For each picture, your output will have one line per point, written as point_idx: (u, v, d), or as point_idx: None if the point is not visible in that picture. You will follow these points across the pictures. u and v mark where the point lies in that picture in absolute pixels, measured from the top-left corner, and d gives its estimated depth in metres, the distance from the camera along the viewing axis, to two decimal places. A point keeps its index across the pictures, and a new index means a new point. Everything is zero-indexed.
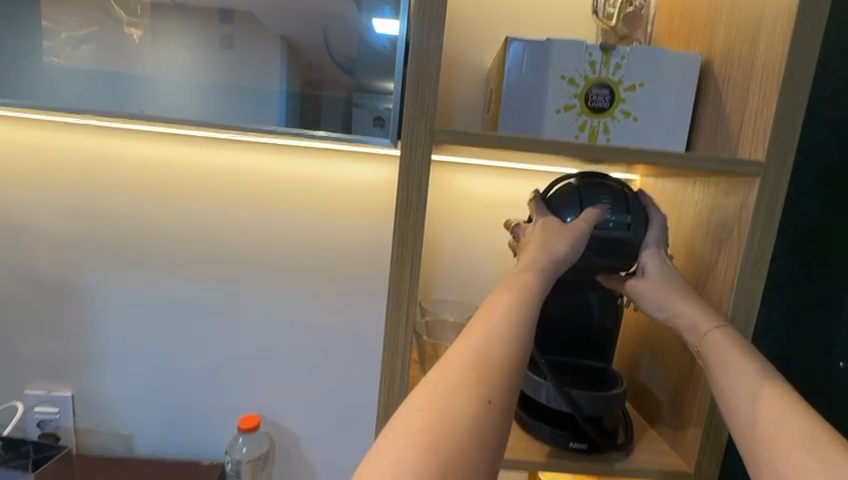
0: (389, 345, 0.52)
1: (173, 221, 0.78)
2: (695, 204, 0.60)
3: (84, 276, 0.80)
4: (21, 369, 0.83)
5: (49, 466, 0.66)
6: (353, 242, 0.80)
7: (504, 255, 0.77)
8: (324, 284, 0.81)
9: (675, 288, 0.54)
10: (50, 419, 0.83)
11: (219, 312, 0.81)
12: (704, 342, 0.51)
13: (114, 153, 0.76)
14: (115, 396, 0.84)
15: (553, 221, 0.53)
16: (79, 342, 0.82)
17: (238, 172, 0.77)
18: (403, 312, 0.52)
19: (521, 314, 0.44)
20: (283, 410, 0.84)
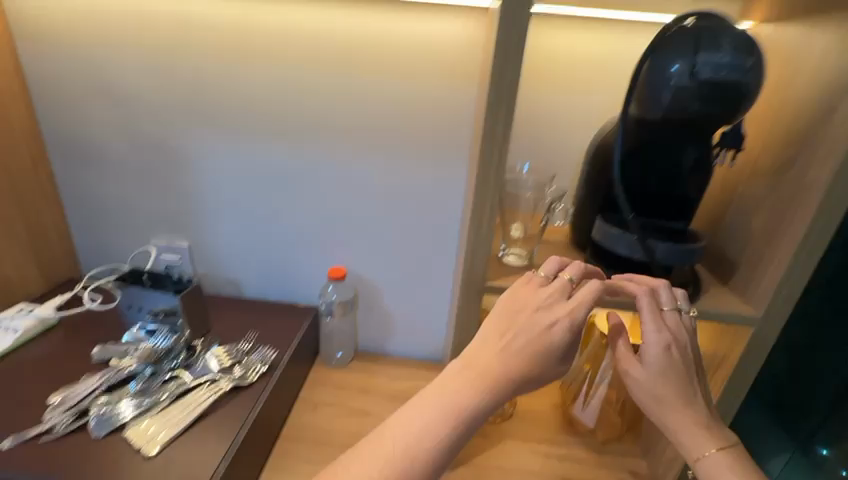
0: (480, 193, 0.55)
1: (259, 84, 0.83)
2: (823, 45, 0.54)
3: (187, 139, 0.89)
4: (145, 223, 0.98)
5: (187, 293, 0.80)
6: (429, 106, 0.82)
7: (585, 120, 0.75)
8: (401, 147, 0.86)
9: (670, 387, 0.55)
10: (174, 264, 1.00)
11: (306, 174, 0.90)
12: (696, 464, 0.55)
13: (199, 13, 0.79)
14: (223, 248, 0.98)
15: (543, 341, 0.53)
16: (189, 199, 0.94)
17: (316, 31, 0.79)
18: (495, 159, 0.53)
19: (426, 450, 0.49)
20: (364, 266, 0.96)
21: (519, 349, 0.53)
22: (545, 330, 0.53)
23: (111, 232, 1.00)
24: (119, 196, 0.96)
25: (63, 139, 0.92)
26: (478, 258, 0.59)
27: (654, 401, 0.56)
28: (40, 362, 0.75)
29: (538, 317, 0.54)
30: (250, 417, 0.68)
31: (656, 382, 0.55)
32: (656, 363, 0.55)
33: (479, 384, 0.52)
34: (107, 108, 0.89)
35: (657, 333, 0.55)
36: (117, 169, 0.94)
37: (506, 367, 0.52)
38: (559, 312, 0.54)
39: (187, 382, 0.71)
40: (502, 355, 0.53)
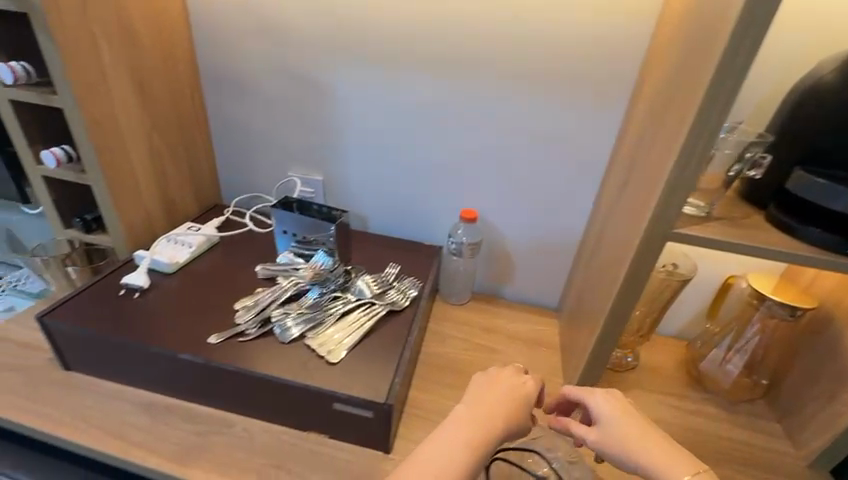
0: (695, 134, 0.52)
1: (414, 17, 0.82)
2: None
3: (333, 72, 0.90)
4: (284, 155, 1.02)
5: (337, 227, 0.84)
6: (591, 44, 0.78)
7: (769, 64, 0.70)
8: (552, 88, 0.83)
9: (625, 428, 0.58)
10: (309, 197, 1.05)
11: (449, 112, 0.89)
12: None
13: None
14: (355, 185, 1.02)
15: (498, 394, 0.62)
16: (328, 133, 0.97)
17: None
18: (724, 97, 0.49)
19: None
20: (493, 208, 0.96)
21: (477, 406, 0.60)
22: (521, 383, 0.65)
23: (251, 163, 1.06)
24: (260, 128, 1.00)
25: (214, 68, 0.96)
26: (672, 204, 0.56)
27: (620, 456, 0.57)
28: (214, 274, 0.84)
29: (509, 375, 0.65)
30: (409, 338, 0.73)
31: (610, 424, 0.59)
32: (602, 409, 0.61)
33: (484, 420, 0.58)
34: (257, 37, 0.90)
35: (594, 397, 0.63)
36: (263, 102, 0.97)
37: (499, 406, 0.60)
38: (520, 375, 0.66)
39: (350, 302, 0.77)
40: (490, 400, 0.61)
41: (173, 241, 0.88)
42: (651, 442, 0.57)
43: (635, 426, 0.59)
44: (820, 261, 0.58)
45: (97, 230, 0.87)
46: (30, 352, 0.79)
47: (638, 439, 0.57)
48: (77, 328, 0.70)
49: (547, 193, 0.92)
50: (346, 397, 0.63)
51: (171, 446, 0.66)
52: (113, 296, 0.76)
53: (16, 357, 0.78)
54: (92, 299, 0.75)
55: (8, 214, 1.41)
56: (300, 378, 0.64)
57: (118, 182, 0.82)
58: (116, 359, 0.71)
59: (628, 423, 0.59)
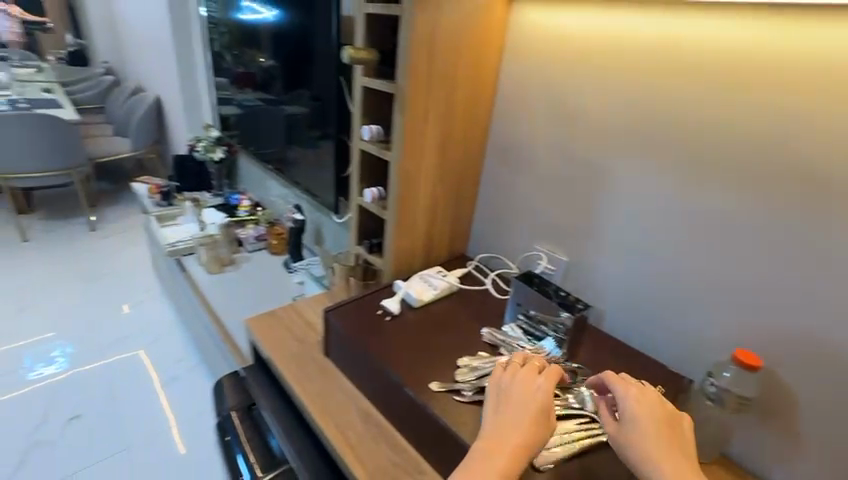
0: None
1: (734, 122, 0.74)
2: None
3: (617, 164, 0.90)
4: (539, 230, 1.07)
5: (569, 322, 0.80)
6: None
7: None
8: None
9: (639, 429, 0.61)
10: (548, 273, 1.06)
11: (749, 229, 0.75)
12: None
13: (694, 43, 0.76)
14: (603, 276, 0.98)
15: (512, 409, 0.63)
16: (591, 220, 0.97)
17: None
18: None
19: None
20: (785, 358, 0.75)
21: (498, 415, 0.63)
22: (535, 395, 0.65)
23: (505, 226, 1.14)
24: (525, 199, 1.08)
25: (502, 141, 1.09)
26: None
27: (636, 457, 0.59)
28: (447, 321, 0.91)
29: (519, 391, 0.64)
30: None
31: (632, 423, 0.62)
32: (628, 407, 0.64)
33: (498, 450, 0.58)
34: (550, 122, 0.99)
35: (622, 389, 0.66)
36: (536, 178, 1.04)
37: (519, 432, 0.60)
38: (530, 385, 0.66)
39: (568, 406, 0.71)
40: (503, 423, 0.61)
41: (424, 279, 1.01)
42: (670, 454, 0.58)
43: (659, 436, 0.60)
44: None
45: (376, 252, 1.09)
46: (310, 330, 1.04)
47: (652, 438, 0.59)
48: (343, 331, 0.87)
49: None
50: None
51: (374, 466, 0.73)
52: (372, 313, 0.92)
53: (302, 330, 1.04)
54: (358, 311, 0.92)
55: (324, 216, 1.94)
56: None
57: (404, 222, 1.01)
58: (359, 365, 0.85)
59: (648, 423, 0.61)
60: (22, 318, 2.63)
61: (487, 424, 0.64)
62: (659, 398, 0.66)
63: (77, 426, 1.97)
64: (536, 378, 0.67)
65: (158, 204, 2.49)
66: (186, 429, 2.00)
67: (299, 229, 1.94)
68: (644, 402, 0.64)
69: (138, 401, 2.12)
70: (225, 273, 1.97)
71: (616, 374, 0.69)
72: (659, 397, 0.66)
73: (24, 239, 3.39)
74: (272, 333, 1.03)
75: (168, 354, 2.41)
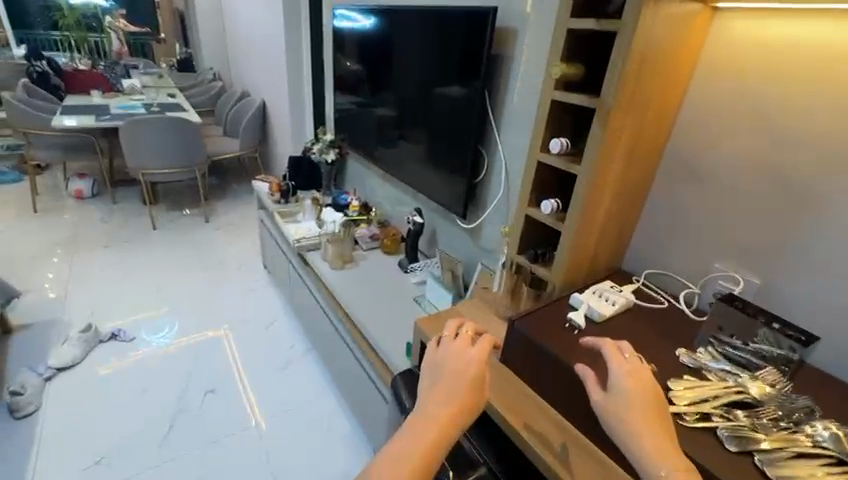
0: None
1: None
2: None
3: (836, 187, 0.81)
4: (719, 248, 1.02)
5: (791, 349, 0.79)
6: None
7: None
8: None
9: (627, 397, 0.66)
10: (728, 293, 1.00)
11: None
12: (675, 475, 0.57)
13: None
14: (804, 304, 0.90)
15: (435, 360, 0.77)
16: (792, 244, 0.89)
17: None
18: None
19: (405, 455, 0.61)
20: None
21: (444, 392, 0.70)
22: (467, 364, 0.75)
23: (676, 242, 1.10)
24: (707, 215, 1.03)
25: (680, 154, 1.05)
26: None
27: (620, 429, 0.63)
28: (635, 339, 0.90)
29: (454, 361, 0.75)
30: None
31: (622, 396, 0.66)
32: (617, 373, 0.70)
33: (429, 424, 0.65)
34: (748, 135, 0.93)
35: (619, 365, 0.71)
36: (723, 195, 0.99)
37: (455, 404, 0.68)
38: (462, 353, 0.76)
39: (814, 445, 0.65)
40: (439, 395, 0.70)
41: (599, 293, 1.01)
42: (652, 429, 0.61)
43: (640, 405, 0.65)
44: None
45: (540, 263, 1.11)
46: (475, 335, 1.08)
47: (636, 412, 0.64)
48: (532, 339, 0.92)
49: None
50: None
51: None
52: (556, 324, 0.95)
53: None
54: (541, 320, 0.96)
55: (442, 220, 2.00)
56: None
57: (579, 238, 1.01)
58: (550, 374, 0.90)
59: (639, 399, 0.65)
60: (159, 296, 2.99)
61: (418, 403, 0.70)
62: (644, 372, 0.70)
63: (211, 399, 2.19)
64: (448, 345, 0.80)
65: (277, 201, 2.70)
66: (303, 412, 2.15)
67: (417, 232, 2.01)
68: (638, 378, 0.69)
69: (260, 381, 2.31)
70: (349, 269, 2.09)
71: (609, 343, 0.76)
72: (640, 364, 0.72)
73: (153, 227, 3.84)
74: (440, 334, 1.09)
75: (281, 340, 2.61)
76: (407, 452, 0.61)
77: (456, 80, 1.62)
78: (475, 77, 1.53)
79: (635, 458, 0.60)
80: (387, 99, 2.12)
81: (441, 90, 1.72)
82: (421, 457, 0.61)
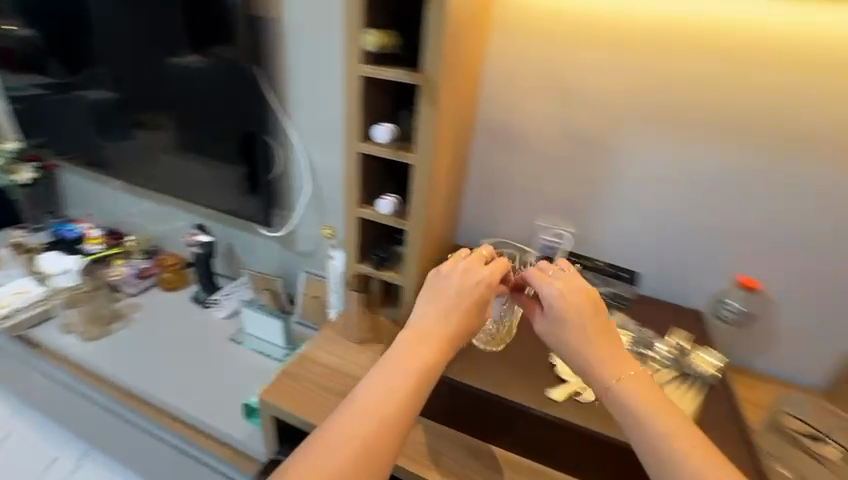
0: None
1: (721, 90, 0.86)
2: None
3: (622, 132, 0.94)
4: (538, 205, 1.06)
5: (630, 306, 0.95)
6: None
7: None
8: None
9: (565, 321, 0.68)
10: (552, 244, 1.07)
11: (735, 180, 0.90)
12: (607, 390, 0.64)
13: (683, 21, 0.84)
14: (613, 238, 1.03)
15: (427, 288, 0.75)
16: (595, 188, 1.00)
17: (815, 46, 0.79)
18: None
19: (394, 386, 0.64)
20: (781, 279, 0.93)
21: (443, 318, 0.71)
22: (474, 285, 0.73)
23: (500, 211, 1.11)
24: (524, 181, 1.06)
25: (491, 123, 1.03)
26: None
27: (559, 342, 0.68)
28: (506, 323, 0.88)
29: (454, 289, 0.73)
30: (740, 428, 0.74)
31: (560, 319, 0.68)
32: (550, 296, 0.69)
33: (432, 340, 0.69)
34: (549, 101, 0.97)
35: (551, 285, 0.69)
36: (534, 153, 1.02)
37: (444, 326, 0.71)
38: (467, 271, 0.74)
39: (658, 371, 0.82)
40: (429, 316, 0.72)
41: None
42: (603, 350, 0.66)
43: (591, 321, 0.67)
44: None
45: (387, 267, 0.97)
46: (338, 375, 0.88)
47: (580, 335, 0.67)
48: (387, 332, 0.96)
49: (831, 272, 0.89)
50: None
51: None
52: None
53: (331, 376, 0.88)
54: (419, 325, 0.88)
55: (236, 231, 1.59)
56: None
57: (428, 229, 0.90)
58: (432, 389, 0.85)
59: (579, 319, 0.67)
60: None
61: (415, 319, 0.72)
62: (584, 288, 0.70)
63: None
64: (462, 267, 0.75)
65: None
66: None
67: (207, 254, 1.56)
68: (569, 289, 0.69)
69: None
70: (116, 334, 1.48)
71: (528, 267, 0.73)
72: (574, 279, 0.71)
73: None
74: (299, 397, 0.84)
75: None
76: (400, 378, 0.65)
77: (190, 46, 1.26)
78: (208, 40, 1.24)
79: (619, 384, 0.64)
80: (97, 76, 1.49)
81: (166, 58, 1.32)
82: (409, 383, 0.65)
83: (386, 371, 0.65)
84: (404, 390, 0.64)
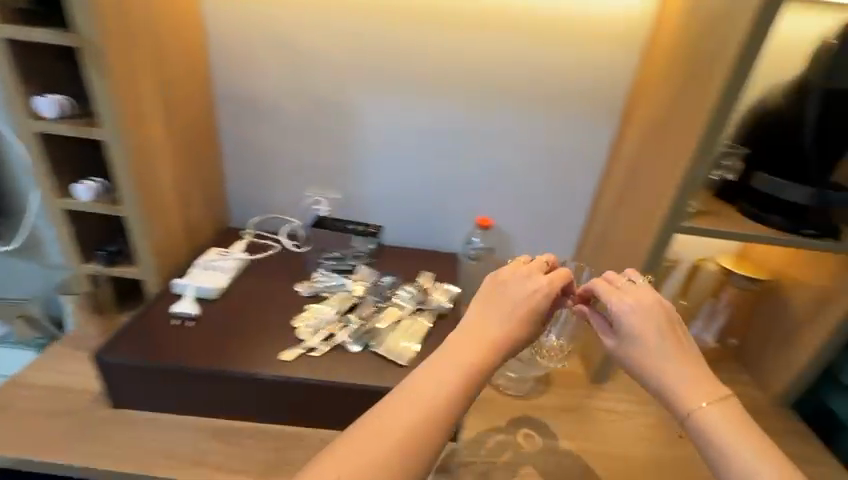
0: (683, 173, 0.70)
1: (425, 53, 0.94)
2: None
3: (354, 97, 0.99)
4: (300, 176, 1.07)
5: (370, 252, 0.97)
6: (579, 78, 0.94)
7: None
8: (548, 115, 0.98)
9: (647, 339, 0.65)
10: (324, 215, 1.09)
11: (456, 134, 1.01)
12: (689, 415, 0.60)
13: None
14: (375, 201, 1.08)
15: (496, 308, 0.68)
16: (345, 153, 1.04)
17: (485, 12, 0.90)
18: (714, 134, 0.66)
19: (457, 388, 0.59)
20: (511, 216, 1.08)
21: (504, 321, 0.67)
22: (532, 295, 0.69)
23: (265, 186, 1.09)
24: (279, 151, 1.05)
25: (231, 95, 1.01)
26: (672, 224, 0.73)
27: (634, 364, 0.66)
28: (257, 298, 0.85)
29: (520, 300, 0.68)
30: None
31: (633, 335, 0.66)
32: (629, 312, 0.67)
33: (477, 340, 0.65)
34: (281, 67, 0.97)
35: (621, 300, 0.68)
36: (283, 125, 1.03)
37: (501, 331, 0.66)
38: (537, 280, 0.71)
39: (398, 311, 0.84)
40: (478, 312, 0.68)
41: (208, 267, 0.88)
42: (691, 376, 0.63)
43: (669, 340, 0.65)
44: (778, 239, 0.75)
45: (122, 261, 0.86)
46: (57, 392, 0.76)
47: (680, 358, 0.64)
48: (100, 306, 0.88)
49: (543, 205, 1.06)
50: None
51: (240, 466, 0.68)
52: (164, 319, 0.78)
53: (47, 396, 0.75)
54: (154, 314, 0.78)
55: None
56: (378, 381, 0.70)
57: (155, 210, 0.83)
58: (148, 383, 0.72)
59: (647, 334, 0.65)
60: None
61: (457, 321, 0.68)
62: (652, 299, 0.68)
63: None
64: (528, 274, 0.72)
65: None
66: None
67: None
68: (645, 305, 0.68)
69: None
70: None
71: (603, 276, 0.73)
72: (654, 297, 0.68)
73: None
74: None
75: None
76: (451, 375, 0.60)
77: None
78: None
79: (674, 390, 0.62)
80: None
81: None
82: (461, 379, 0.60)
83: (420, 375, 0.61)
84: (448, 391, 0.59)
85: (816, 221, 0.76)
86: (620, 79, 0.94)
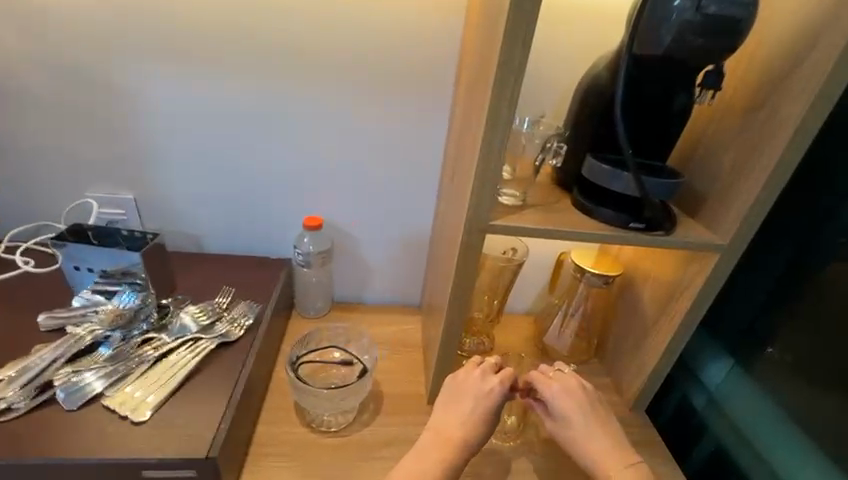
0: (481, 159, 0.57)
1: (208, 16, 0.76)
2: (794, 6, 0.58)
3: (126, 70, 0.79)
4: (77, 172, 0.85)
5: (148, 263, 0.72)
6: (401, 49, 0.81)
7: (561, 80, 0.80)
8: (372, 93, 0.83)
9: (588, 424, 0.68)
10: (117, 220, 0.89)
11: (266, 116, 0.84)
12: None
13: None
14: (180, 200, 0.89)
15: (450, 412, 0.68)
16: (129, 142, 0.84)
17: None
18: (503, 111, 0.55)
19: None
20: (349, 213, 0.93)
21: (458, 422, 0.68)
22: (490, 395, 0.69)
23: (32, 188, 0.86)
24: (41, 142, 0.83)
25: None
26: (480, 222, 0.61)
27: (571, 446, 0.68)
28: None
29: (480, 402, 0.69)
30: (234, 392, 0.62)
31: (572, 420, 0.69)
32: (556, 401, 0.70)
33: (445, 438, 0.66)
34: (20, 34, 0.75)
35: (555, 388, 0.71)
36: (37, 106, 0.80)
37: (457, 427, 0.67)
38: (487, 389, 0.70)
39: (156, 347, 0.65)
40: (449, 415, 0.68)
41: None
42: (603, 452, 0.66)
43: (584, 418, 0.69)
44: (604, 232, 0.64)
45: None
46: None
47: (586, 435, 0.68)
48: None
49: (384, 198, 0.92)
50: (156, 463, 0.53)
51: None
52: None
53: None
54: None
55: None
56: (91, 451, 0.52)
57: None
58: None
59: (578, 416, 0.69)
60: None
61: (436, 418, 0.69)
62: (582, 388, 0.71)
63: None
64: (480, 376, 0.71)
65: None
66: None
67: None
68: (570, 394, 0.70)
69: None
70: None
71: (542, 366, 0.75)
72: (578, 381, 0.72)
73: None
74: None
75: None
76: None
77: None
78: None
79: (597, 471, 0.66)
80: None
81: None
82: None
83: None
84: None
85: (648, 215, 0.65)
86: (449, 50, 0.81)
